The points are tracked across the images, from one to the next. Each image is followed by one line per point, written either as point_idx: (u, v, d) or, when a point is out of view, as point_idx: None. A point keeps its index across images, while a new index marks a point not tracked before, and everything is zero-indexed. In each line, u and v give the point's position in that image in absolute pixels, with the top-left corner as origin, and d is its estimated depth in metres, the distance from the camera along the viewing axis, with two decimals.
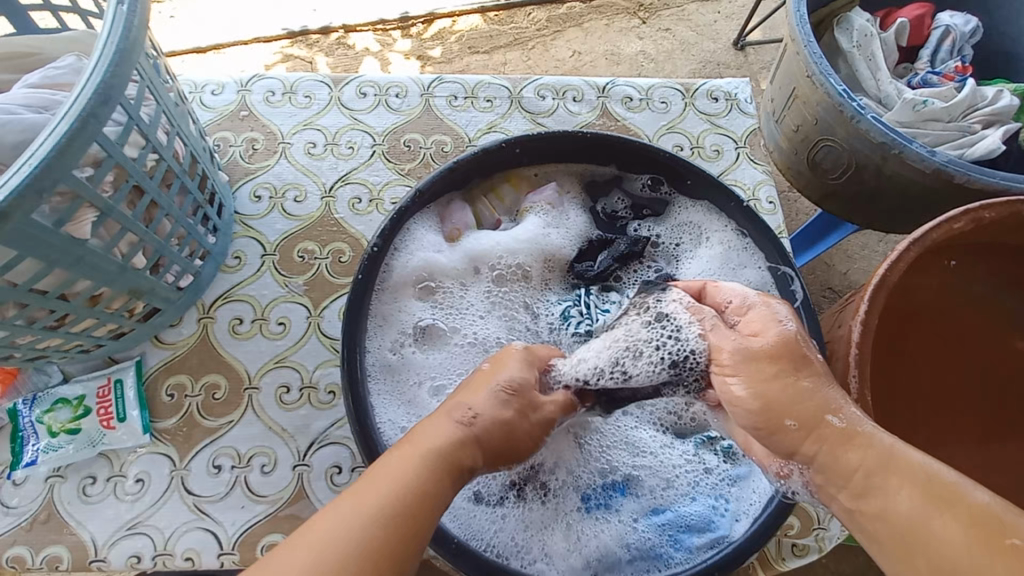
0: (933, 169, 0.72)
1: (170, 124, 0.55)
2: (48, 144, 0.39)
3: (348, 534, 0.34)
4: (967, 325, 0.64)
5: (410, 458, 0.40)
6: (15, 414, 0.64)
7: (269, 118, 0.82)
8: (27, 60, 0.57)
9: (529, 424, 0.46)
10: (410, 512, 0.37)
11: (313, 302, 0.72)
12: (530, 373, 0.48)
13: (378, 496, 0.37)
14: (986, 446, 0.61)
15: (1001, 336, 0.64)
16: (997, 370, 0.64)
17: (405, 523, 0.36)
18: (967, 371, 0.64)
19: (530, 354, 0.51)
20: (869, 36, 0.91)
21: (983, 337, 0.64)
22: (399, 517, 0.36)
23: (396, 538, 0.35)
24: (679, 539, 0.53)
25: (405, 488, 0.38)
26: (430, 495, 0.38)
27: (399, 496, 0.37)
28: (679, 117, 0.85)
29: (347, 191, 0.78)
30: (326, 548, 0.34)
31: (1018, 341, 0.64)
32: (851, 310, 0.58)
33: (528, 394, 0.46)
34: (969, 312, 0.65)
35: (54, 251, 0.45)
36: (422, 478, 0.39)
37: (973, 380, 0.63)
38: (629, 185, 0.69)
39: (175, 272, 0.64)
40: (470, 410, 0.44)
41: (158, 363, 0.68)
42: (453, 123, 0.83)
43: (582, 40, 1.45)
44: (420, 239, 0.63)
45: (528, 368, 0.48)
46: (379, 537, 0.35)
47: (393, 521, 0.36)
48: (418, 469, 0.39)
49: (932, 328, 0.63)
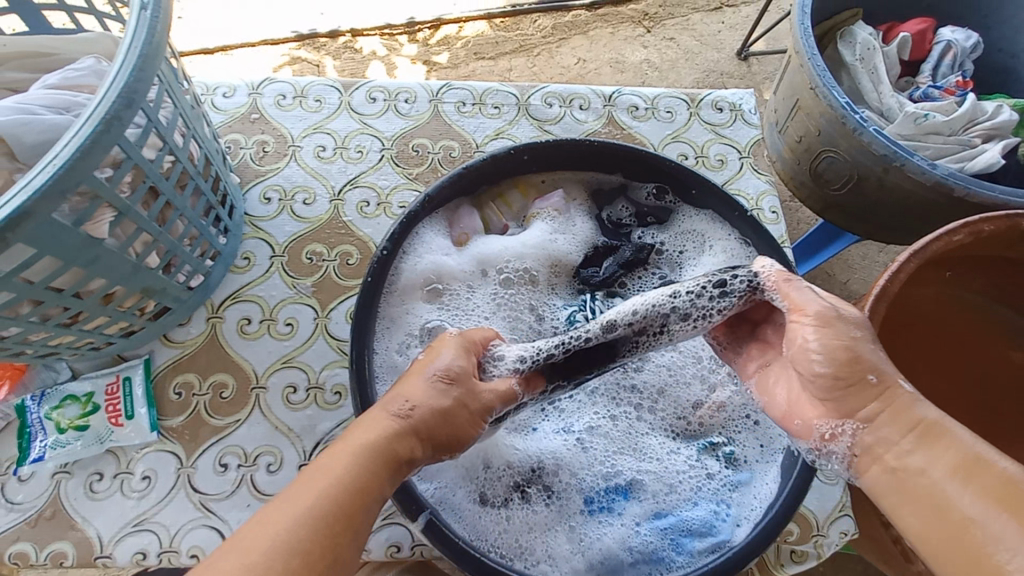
0: (933, 182, 0.73)
1: (186, 127, 0.56)
2: (73, 145, 0.40)
3: (285, 538, 0.34)
4: (962, 337, 0.66)
5: (350, 456, 0.40)
6: (23, 410, 0.65)
7: (280, 121, 0.83)
8: (45, 60, 0.58)
9: (468, 413, 0.46)
10: (347, 513, 0.37)
11: (321, 304, 0.73)
12: (468, 362, 0.48)
13: (317, 496, 0.37)
14: None
15: (996, 348, 0.66)
16: (991, 380, 0.65)
17: (342, 524, 0.37)
18: (960, 383, 0.65)
19: (466, 341, 0.50)
20: (871, 49, 0.93)
21: (979, 349, 0.66)
22: (338, 516, 0.37)
23: (331, 540, 0.36)
24: (680, 543, 0.53)
25: (345, 488, 0.38)
26: (367, 493, 0.39)
27: (337, 497, 0.37)
28: (684, 127, 0.86)
29: (356, 194, 0.79)
30: (263, 553, 0.34)
31: (1013, 353, 0.65)
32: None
33: (466, 381, 0.47)
34: (966, 324, 0.66)
35: (72, 250, 0.46)
36: (361, 477, 0.39)
37: (966, 392, 0.65)
38: (635, 193, 0.70)
39: (186, 272, 0.65)
40: (406, 402, 0.44)
41: (167, 361, 0.69)
42: (461, 129, 0.84)
43: (587, 48, 1.47)
44: (428, 243, 0.64)
45: (465, 356, 0.48)
46: (313, 540, 0.35)
47: (329, 522, 0.36)
48: (356, 468, 0.39)
49: (929, 340, 0.65)
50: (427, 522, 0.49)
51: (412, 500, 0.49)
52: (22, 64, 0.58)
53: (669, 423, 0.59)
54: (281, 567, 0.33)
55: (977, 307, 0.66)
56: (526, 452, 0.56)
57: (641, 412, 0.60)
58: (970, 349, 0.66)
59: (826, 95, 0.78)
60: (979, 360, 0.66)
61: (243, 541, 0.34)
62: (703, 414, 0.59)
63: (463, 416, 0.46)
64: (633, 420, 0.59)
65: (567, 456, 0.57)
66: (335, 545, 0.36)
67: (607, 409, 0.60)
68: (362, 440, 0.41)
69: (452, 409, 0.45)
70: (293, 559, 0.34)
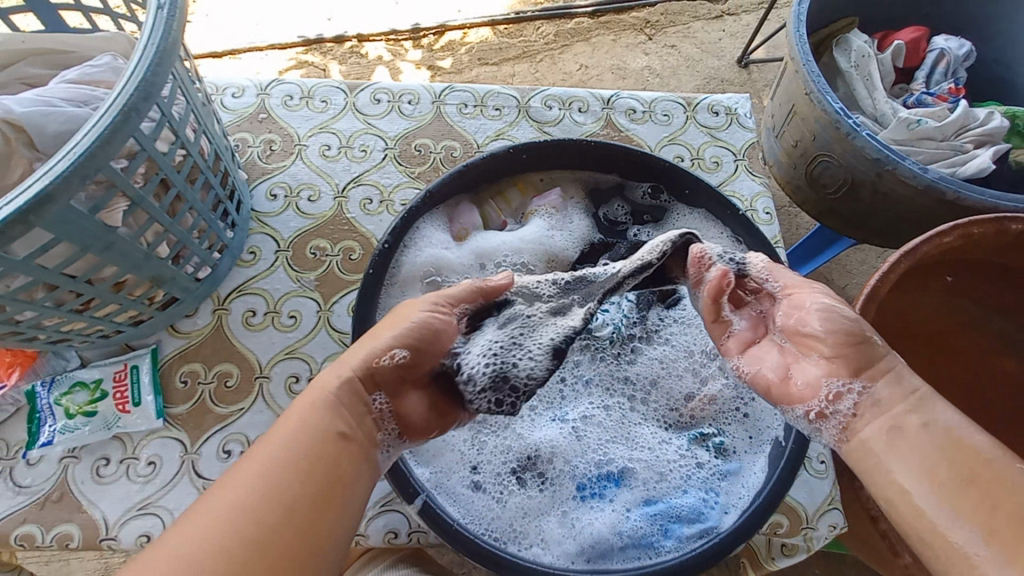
0: (924, 185, 0.75)
1: (198, 123, 0.59)
2: (92, 135, 0.42)
3: (237, 504, 0.37)
4: (954, 344, 0.67)
5: (292, 419, 0.43)
6: (33, 396, 0.66)
7: (287, 121, 0.85)
8: (63, 58, 0.61)
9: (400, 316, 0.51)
10: (300, 471, 0.40)
11: (324, 297, 0.75)
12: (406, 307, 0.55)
13: (265, 462, 0.39)
14: None
15: (985, 356, 0.67)
16: (984, 390, 0.66)
17: (295, 483, 0.39)
18: (951, 392, 0.66)
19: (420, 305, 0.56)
20: (866, 57, 0.94)
21: (969, 357, 0.67)
22: (286, 481, 0.39)
23: (285, 498, 0.38)
24: (669, 529, 0.55)
25: (293, 451, 0.41)
26: (319, 447, 0.42)
27: (286, 458, 0.40)
28: (681, 130, 0.88)
29: (359, 192, 0.81)
30: (217, 523, 0.36)
31: (1002, 361, 0.67)
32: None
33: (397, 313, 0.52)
34: (956, 332, 0.67)
35: (89, 237, 0.48)
36: (306, 434, 0.42)
37: (958, 403, 0.66)
38: (630, 193, 0.72)
39: (195, 263, 0.67)
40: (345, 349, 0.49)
41: (174, 350, 0.71)
42: (463, 130, 0.86)
43: (589, 55, 1.50)
44: (428, 238, 0.66)
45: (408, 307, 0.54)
46: (265, 501, 0.37)
47: (282, 484, 0.39)
48: (301, 427, 0.42)
49: (921, 345, 0.66)
50: (423, 506, 0.51)
51: (409, 484, 0.51)
52: (41, 60, 0.61)
53: (660, 413, 0.61)
54: (236, 531, 0.36)
55: (969, 314, 0.67)
56: (520, 438, 0.58)
57: (634, 403, 0.61)
58: (960, 357, 0.67)
59: (819, 100, 0.80)
60: (970, 370, 0.67)
61: (198, 513, 0.36)
62: (695, 406, 0.61)
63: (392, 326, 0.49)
64: (625, 410, 0.61)
65: (561, 443, 0.59)
66: (293, 504, 0.38)
67: (601, 399, 0.61)
68: (303, 403, 0.44)
69: (379, 329, 0.50)
70: (249, 522, 0.36)
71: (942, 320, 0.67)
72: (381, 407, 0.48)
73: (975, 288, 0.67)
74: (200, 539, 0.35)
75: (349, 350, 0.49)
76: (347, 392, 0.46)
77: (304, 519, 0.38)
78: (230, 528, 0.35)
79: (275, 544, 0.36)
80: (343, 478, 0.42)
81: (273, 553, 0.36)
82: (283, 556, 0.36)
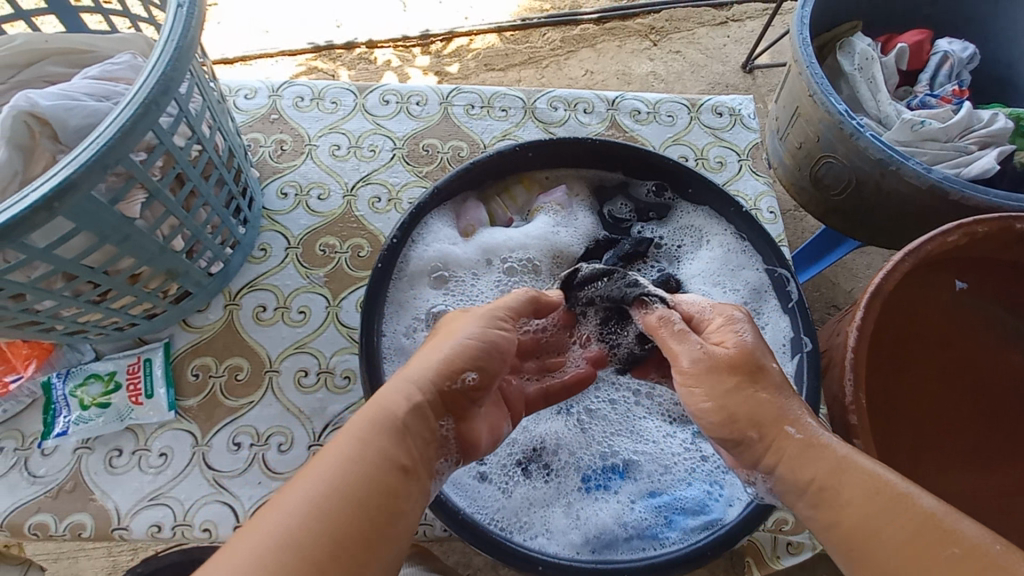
0: (929, 185, 0.75)
1: (213, 120, 0.60)
2: (114, 127, 0.44)
3: (283, 520, 0.34)
4: (966, 343, 0.67)
5: (351, 432, 0.40)
6: (48, 387, 0.68)
7: (298, 122, 0.87)
8: (83, 57, 0.63)
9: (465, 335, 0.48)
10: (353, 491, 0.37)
11: (332, 293, 0.76)
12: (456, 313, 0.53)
13: (316, 477, 0.37)
14: (985, 464, 0.63)
15: (998, 354, 0.67)
16: (996, 388, 0.66)
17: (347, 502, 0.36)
18: (963, 393, 0.66)
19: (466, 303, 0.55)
20: (869, 59, 0.95)
21: (982, 355, 0.67)
22: (336, 497, 0.36)
23: (338, 519, 0.35)
24: (674, 520, 0.55)
25: (349, 468, 0.38)
26: (378, 467, 0.39)
27: (339, 474, 0.37)
28: (685, 130, 0.89)
29: (368, 190, 0.82)
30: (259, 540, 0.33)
31: (1015, 360, 0.67)
32: (849, 318, 0.60)
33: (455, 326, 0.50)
34: (968, 330, 0.67)
35: (108, 227, 0.50)
36: (366, 452, 0.39)
37: (968, 403, 0.65)
38: (634, 191, 0.73)
39: (208, 258, 0.68)
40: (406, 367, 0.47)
41: (185, 344, 0.72)
42: (470, 130, 0.88)
43: (595, 60, 1.51)
44: (435, 233, 0.67)
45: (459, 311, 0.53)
46: (315, 520, 0.35)
47: (332, 502, 0.36)
48: (359, 441, 0.40)
49: (931, 345, 0.66)
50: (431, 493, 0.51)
51: None
52: (64, 59, 0.63)
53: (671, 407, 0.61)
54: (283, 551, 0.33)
55: (978, 312, 0.68)
56: (527, 430, 0.59)
57: (638, 397, 0.61)
58: (969, 356, 0.67)
59: (823, 101, 0.81)
60: (983, 370, 0.67)
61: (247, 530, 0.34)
62: None
63: (453, 345, 0.47)
64: (630, 404, 0.61)
65: (567, 436, 0.59)
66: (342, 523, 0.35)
67: (607, 393, 0.62)
68: (363, 418, 0.41)
69: (444, 341, 0.48)
70: (291, 541, 0.33)
71: (953, 317, 0.67)
72: (447, 433, 0.45)
73: (979, 286, 0.68)
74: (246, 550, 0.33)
75: (410, 368, 0.46)
76: (416, 420, 0.43)
77: (351, 542, 0.35)
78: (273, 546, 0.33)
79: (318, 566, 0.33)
80: (399, 503, 0.39)
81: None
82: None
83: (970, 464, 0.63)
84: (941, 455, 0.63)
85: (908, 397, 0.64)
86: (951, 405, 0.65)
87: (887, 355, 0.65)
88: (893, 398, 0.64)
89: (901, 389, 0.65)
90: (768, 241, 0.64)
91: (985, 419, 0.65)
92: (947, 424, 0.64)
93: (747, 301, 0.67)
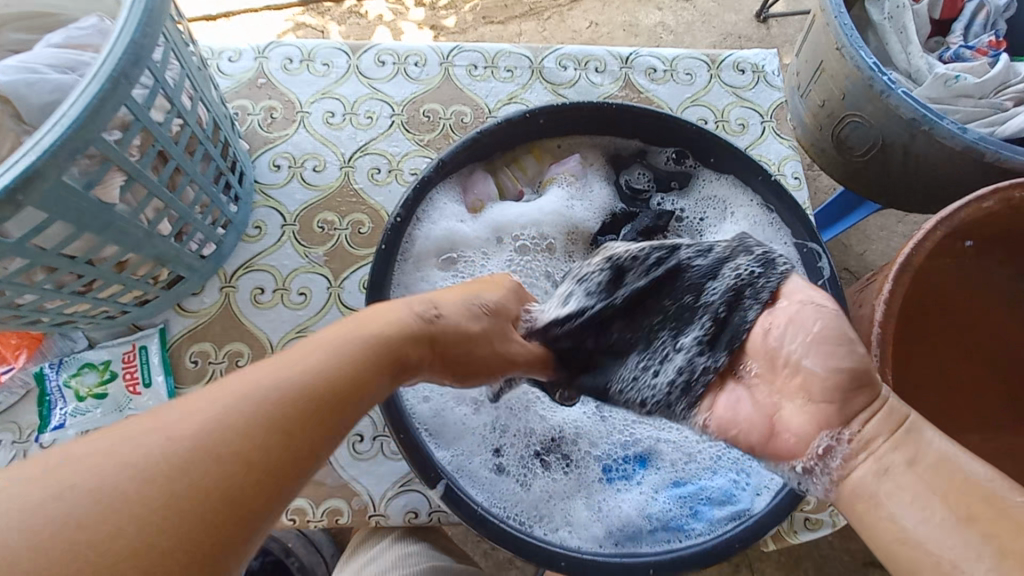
0: (962, 146, 0.70)
1: (193, 89, 0.55)
2: (80, 104, 0.40)
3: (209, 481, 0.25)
4: (991, 311, 0.64)
5: (325, 340, 0.34)
6: (41, 378, 0.65)
7: (288, 86, 0.80)
8: (48, 20, 0.57)
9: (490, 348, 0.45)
10: (286, 419, 0.29)
11: (334, 273, 0.72)
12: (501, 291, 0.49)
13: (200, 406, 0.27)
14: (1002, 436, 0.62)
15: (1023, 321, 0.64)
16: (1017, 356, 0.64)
17: (248, 454, 0.27)
18: (983, 363, 0.64)
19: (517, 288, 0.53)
20: (901, 8, 0.88)
21: (1007, 325, 0.64)
22: (294, 392, 0.30)
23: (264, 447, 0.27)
24: (699, 511, 0.53)
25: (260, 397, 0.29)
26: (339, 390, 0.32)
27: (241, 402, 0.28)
28: (704, 90, 0.83)
29: (366, 161, 0.77)
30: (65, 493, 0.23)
31: None
32: (874, 291, 0.58)
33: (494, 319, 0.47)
34: (994, 297, 0.64)
35: (86, 215, 0.45)
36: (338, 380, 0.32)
37: (986, 374, 0.64)
38: (653, 159, 0.67)
39: (198, 240, 0.64)
40: (433, 309, 0.42)
41: (182, 330, 0.69)
42: (473, 94, 0.82)
43: (600, 10, 1.41)
44: (442, 210, 0.62)
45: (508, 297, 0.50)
46: (218, 453, 0.26)
47: (213, 445, 0.26)
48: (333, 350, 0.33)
49: (954, 315, 0.64)
50: (445, 490, 0.49)
51: (430, 468, 0.50)
52: (25, 24, 0.56)
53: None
54: (231, 410, 0.28)
55: (1006, 277, 0.65)
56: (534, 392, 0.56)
57: None
58: (992, 325, 0.64)
59: (852, 56, 0.75)
60: (1006, 337, 0.64)
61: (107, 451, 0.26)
62: None
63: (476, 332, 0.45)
64: None
65: (587, 425, 0.56)
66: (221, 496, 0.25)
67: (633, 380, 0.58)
68: (325, 340, 0.34)
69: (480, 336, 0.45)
70: (128, 499, 0.23)
71: (980, 284, 0.64)
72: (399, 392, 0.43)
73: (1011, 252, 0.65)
74: (195, 403, 0.28)
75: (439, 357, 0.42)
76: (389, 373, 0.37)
77: (292, 430, 0.29)
78: (100, 499, 0.23)
79: (159, 561, 0.23)
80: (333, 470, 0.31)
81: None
82: (250, 453, 0.27)
83: (986, 436, 0.62)
84: (959, 427, 0.62)
85: (928, 369, 0.63)
86: (967, 376, 0.64)
87: (911, 326, 0.63)
88: (915, 372, 0.62)
89: (922, 360, 0.63)
90: (801, 215, 0.60)
91: (1002, 391, 0.64)
92: (967, 398, 0.63)
93: None
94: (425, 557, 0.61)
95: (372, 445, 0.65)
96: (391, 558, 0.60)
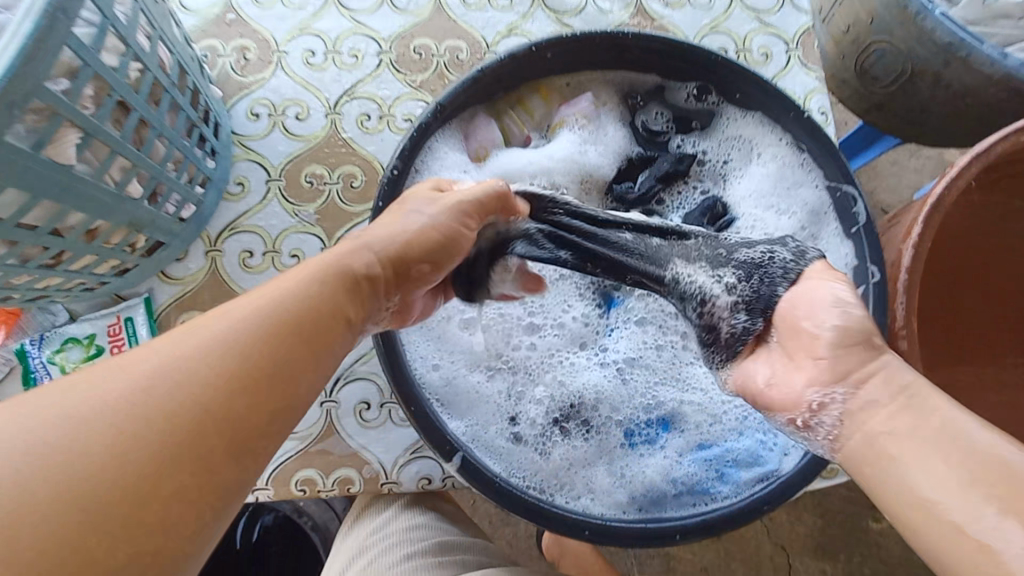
0: (1002, 74, 0.58)
1: (151, 27, 0.48)
2: (13, 45, 0.34)
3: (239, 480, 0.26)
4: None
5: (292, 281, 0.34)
6: (23, 355, 0.61)
7: (260, 22, 0.71)
8: None
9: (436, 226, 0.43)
10: (255, 366, 0.30)
11: (327, 233, 0.67)
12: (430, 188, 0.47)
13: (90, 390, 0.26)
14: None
15: None
16: None
17: (213, 398, 0.28)
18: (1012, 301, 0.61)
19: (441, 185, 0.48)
20: None
21: None
22: (262, 333, 0.31)
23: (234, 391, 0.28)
24: (725, 474, 0.51)
25: (168, 375, 0.27)
26: (309, 321, 0.33)
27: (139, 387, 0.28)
28: (725, 15, 0.75)
29: (354, 106, 0.70)
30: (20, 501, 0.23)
31: None
32: (900, 231, 0.53)
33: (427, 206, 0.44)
34: None
35: (40, 180, 0.40)
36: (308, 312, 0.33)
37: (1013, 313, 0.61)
38: (671, 95, 0.61)
39: (176, 201, 0.58)
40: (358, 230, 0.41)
41: (168, 299, 0.64)
42: (467, 25, 0.73)
43: None
44: (442, 160, 0.57)
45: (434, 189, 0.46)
46: (176, 407, 0.27)
47: (135, 428, 0.25)
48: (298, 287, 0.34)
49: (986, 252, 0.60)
50: (462, 462, 0.47)
51: (446, 441, 0.47)
52: None
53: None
54: (189, 363, 0.28)
55: None
56: (561, 326, 0.55)
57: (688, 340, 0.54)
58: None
59: None
60: None
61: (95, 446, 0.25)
62: None
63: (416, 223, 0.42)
64: (678, 348, 0.55)
65: (607, 388, 0.54)
66: (172, 471, 0.25)
67: (653, 337, 0.55)
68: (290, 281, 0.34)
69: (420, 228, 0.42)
70: (106, 499, 0.24)
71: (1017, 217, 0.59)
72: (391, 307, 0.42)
73: None
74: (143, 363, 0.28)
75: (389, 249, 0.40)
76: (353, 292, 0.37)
77: (266, 369, 0.30)
78: (80, 509, 0.23)
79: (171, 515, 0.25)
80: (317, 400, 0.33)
81: (170, 534, 0.25)
82: (219, 404, 0.28)
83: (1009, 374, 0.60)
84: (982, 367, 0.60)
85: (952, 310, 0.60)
86: (993, 314, 0.61)
87: (938, 267, 0.59)
88: (938, 314, 0.60)
89: (947, 302, 0.60)
90: (840, 157, 0.54)
91: None
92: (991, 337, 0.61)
93: (805, 225, 0.58)
94: (434, 531, 0.58)
95: (380, 412, 0.62)
96: (398, 531, 0.57)
